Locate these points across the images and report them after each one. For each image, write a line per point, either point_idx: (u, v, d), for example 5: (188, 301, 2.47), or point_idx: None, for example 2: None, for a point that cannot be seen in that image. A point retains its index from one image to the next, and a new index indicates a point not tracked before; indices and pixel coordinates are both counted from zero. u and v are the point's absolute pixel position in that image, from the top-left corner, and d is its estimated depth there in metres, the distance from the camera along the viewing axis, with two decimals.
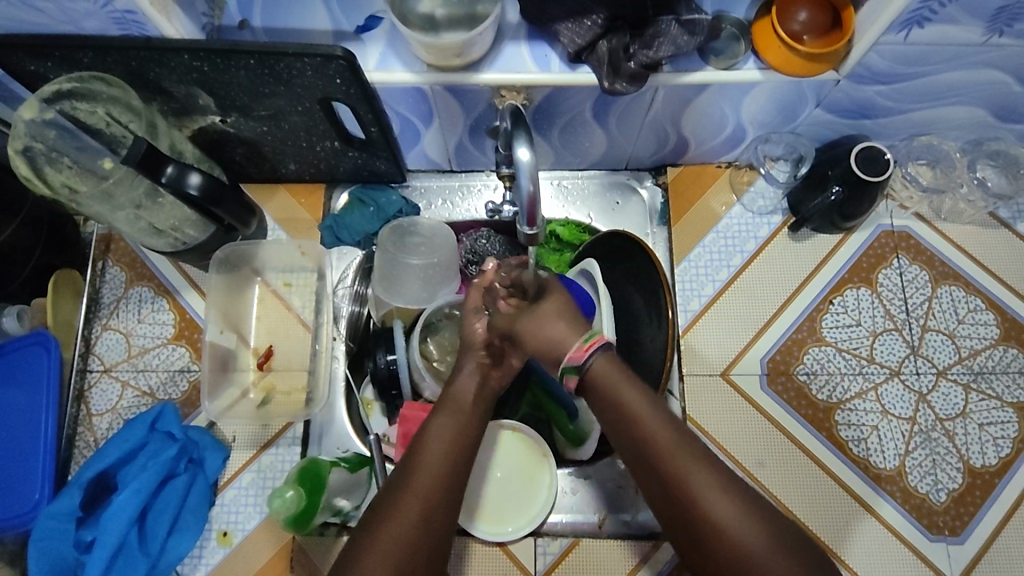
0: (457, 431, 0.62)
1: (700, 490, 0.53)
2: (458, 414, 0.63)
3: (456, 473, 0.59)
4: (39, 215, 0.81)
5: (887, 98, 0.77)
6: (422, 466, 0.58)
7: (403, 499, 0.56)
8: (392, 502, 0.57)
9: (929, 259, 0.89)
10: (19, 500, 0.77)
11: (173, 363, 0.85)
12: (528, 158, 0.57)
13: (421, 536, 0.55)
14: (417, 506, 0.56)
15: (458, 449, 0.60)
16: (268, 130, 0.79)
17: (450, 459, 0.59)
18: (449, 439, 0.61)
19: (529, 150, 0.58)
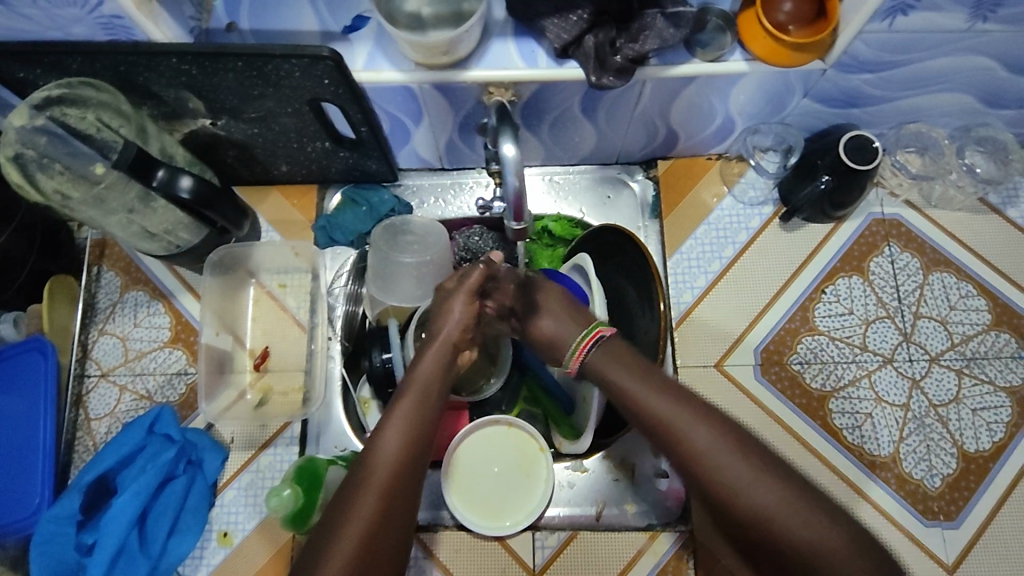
0: (413, 422, 0.62)
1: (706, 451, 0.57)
2: (417, 406, 0.64)
3: (413, 465, 0.60)
4: (32, 222, 0.81)
5: (874, 86, 0.77)
6: (379, 462, 0.59)
7: (361, 496, 0.57)
8: (350, 499, 0.57)
9: (920, 246, 0.90)
10: (18, 506, 0.77)
11: (170, 366, 0.85)
12: (513, 154, 0.57)
13: (383, 529, 0.56)
14: (376, 500, 0.57)
15: (414, 440, 0.61)
16: (258, 132, 0.79)
17: (406, 451, 0.60)
18: (406, 431, 0.61)
19: (515, 145, 0.58)
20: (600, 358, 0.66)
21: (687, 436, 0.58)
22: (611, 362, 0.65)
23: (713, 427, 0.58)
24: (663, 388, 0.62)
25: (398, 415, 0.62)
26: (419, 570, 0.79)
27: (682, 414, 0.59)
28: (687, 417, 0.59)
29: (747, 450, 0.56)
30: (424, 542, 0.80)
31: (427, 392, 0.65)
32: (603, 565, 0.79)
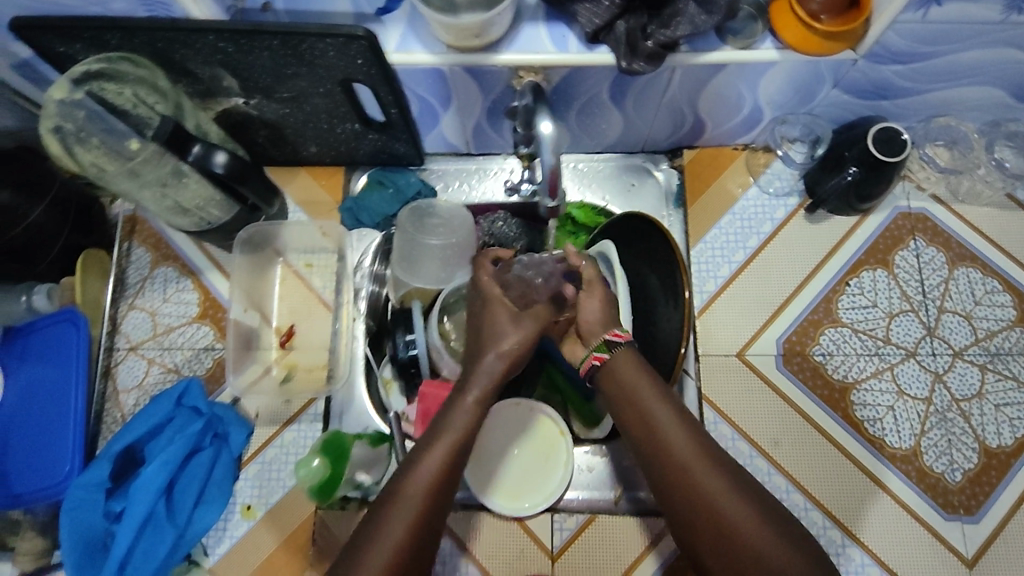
0: (455, 443, 0.64)
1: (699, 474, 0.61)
2: (459, 428, 0.64)
3: (447, 484, 0.62)
4: (67, 196, 0.83)
5: (905, 78, 0.77)
6: (409, 490, 0.60)
7: (388, 521, 0.59)
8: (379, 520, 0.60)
9: (946, 241, 0.89)
10: (49, 472, 0.77)
11: (198, 341, 0.87)
12: (550, 132, 0.55)
13: (414, 541, 0.59)
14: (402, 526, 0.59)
15: (453, 460, 0.63)
16: (289, 112, 0.80)
17: (436, 485, 0.61)
18: (447, 452, 0.63)
19: (551, 123, 0.56)
20: (624, 371, 0.67)
21: (686, 463, 0.62)
22: (632, 366, 0.67)
23: (706, 451, 0.62)
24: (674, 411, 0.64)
25: (442, 435, 0.64)
26: (452, 566, 0.79)
27: (681, 437, 0.63)
28: (684, 439, 0.63)
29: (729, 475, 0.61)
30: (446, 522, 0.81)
31: (470, 418, 0.65)
32: (615, 555, 0.80)
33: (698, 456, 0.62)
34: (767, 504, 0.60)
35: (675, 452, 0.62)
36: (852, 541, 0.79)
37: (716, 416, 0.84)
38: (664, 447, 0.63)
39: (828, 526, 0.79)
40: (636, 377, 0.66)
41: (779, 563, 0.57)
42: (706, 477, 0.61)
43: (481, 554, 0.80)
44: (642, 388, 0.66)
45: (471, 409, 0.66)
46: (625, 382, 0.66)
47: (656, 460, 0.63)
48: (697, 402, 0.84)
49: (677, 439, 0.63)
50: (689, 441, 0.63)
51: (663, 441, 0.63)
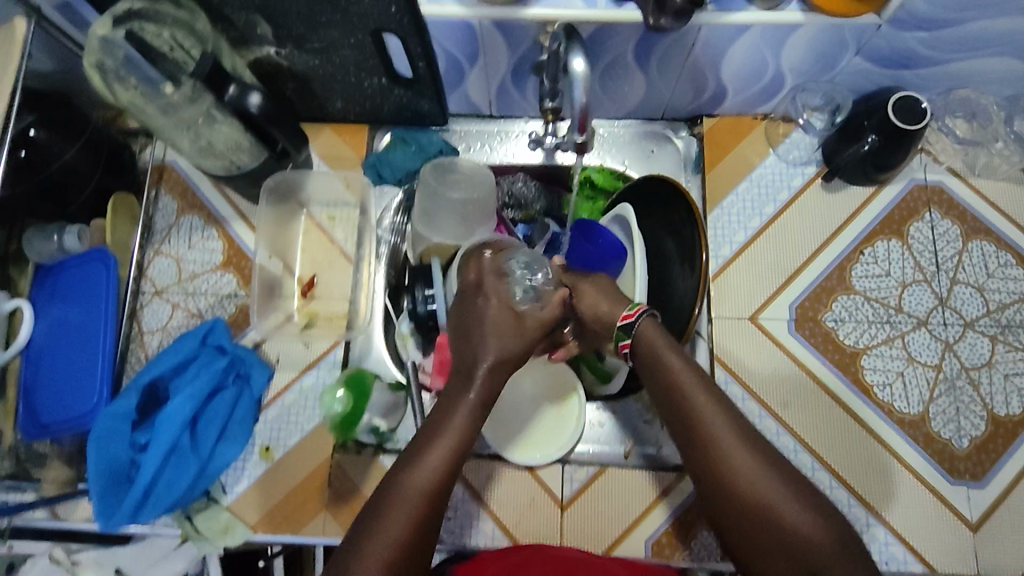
0: (456, 444, 0.63)
1: (720, 436, 0.63)
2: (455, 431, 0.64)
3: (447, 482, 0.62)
4: (99, 141, 0.84)
5: (927, 47, 0.77)
6: (410, 488, 0.60)
7: (388, 516, 0.59)
8: (378, 515, 0.60)
9: (961, 214, 0.90)
10: (77, 404, 0.79)
11: (221, 288, 0.89)
12: (583, 68, 0.56)
13: (414, 541, 0.59)
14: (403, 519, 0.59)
15: (454, 459, 0.62)
16: (319, 64, 0.82)
17: (436, 484, 0.61)
18: (447, 454, 0.62)
19: (584, 60, 0.56)
20: (652, 334, 0.70)
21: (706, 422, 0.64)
22: (655, 338, 0.70)
23: (727, 411, 0.65)
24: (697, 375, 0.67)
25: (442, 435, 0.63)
26: (463, 511, 0.81)
27: (705, 401, 0.65)
28: (708, 403, 0.65)
29: (747, 435, 0.64)
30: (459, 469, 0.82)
31: (469, 416, 0.65)
32: (624, 506, 0.81)
33: (719, 418, 0.64)
34: (782, 465, 0.63)
35: (698, 414, 0.65)
36: (858, 502, 0.80)
37: (727, 376, 0.85)
38: (686, 405, 0.66)
39: (835, 486, 0.81)
40: (657, 342, 0.69)
41: (791, 521, 0.59)
42: (726, 440, 0.63)
43: (493, 501, 0.81)
44: (668, 355, 0.68)
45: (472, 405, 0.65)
46: (653, 351, 0.69)
47: (680, 421, 0.66)
48: (709, 357, 0.86)
49: (698, 398, 0.65)
50: (713, 404, 0.65)
51: (685, 403, 0.66)
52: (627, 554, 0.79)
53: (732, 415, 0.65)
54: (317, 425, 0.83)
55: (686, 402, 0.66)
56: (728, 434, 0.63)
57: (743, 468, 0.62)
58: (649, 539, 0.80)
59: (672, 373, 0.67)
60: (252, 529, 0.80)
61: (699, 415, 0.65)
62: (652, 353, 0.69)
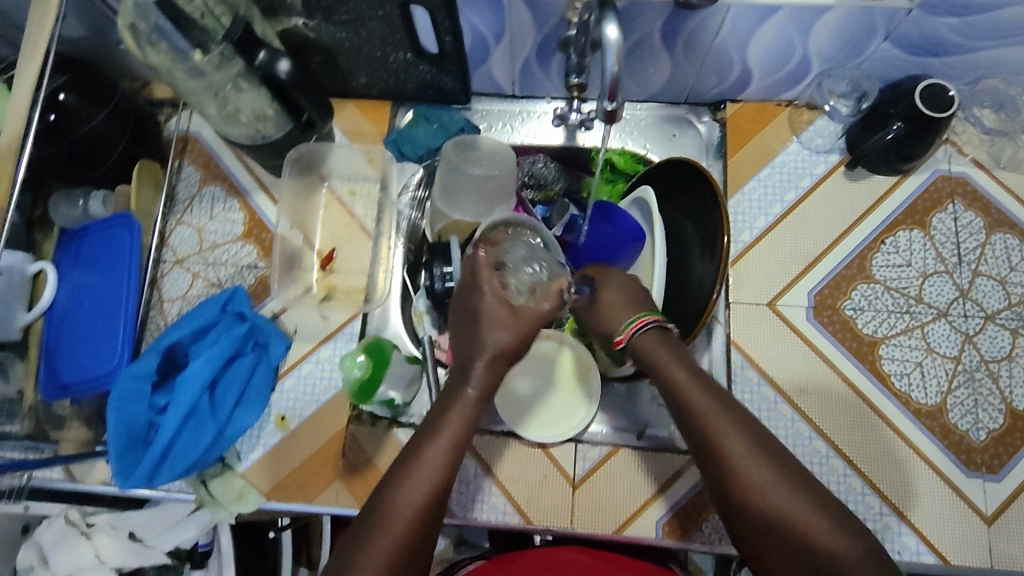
0: (450, 449, 0.63)
1: (729, 442, 0.62)
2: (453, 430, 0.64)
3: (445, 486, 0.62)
4: (126, 108, 0.85)
5: (958, 33, 0.77)
6: (407, 490, 0.60)
7: (387, 518, 0.59)
8: (377, 519, 0.60)
9: (985, 206, 0.89)
10: (96, 365, 0.80)
11: (241, 259, 0.89)
12: (617, 36, 0.55)
13: (411, 545, 0.59)
14: (402, 524, 0.59)
15: (450, 465, 0.62)
16: (346, 37, 0.82)
17: (434, 486, 0.61)
18: (444, 457, 0.62)
19: (619, 27, 0.56)
20: (651, 345, 0.71)
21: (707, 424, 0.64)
22: (657, 349, 0.71)
23: (730, 414, 0.64)
24: (696, 381, 0.67)
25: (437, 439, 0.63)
26: (475, 485, 0.81)
27: (712, 406, 0.65)
28: (716, 409, 0.64)
29: (750, 437, 0.63)
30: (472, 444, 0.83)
31: (466, 415, 0.65)
32: (635, 487, 0.81)
33: (727, 424, 0.63)
34: (789, 465, 0.62)
35: (706, 420, 0.64)
36: (872, 490, 0.80)
37: (744, 360, 0.85)
38: (688, 410, 0.66)
39: (848, 474, 0.80)
40: (659, 350, 0.70)
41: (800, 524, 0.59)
42: (733, 445, 0.62)
43: (505, 476, 0.82)
44: (671, 363, 0.68)
45: (467, 406, 0.65)
46: (657, 359, 0.70)
47: (688, 430, 0.66)
48: (724, 346, 0.86)
49: (699, 401, 0.65)
50: (720, 410, 0.64)
51: (693, 409, 0.65)
52: (637, 535, 0.79)
53: (740, 421, 0.64)
54: (333, 395, 0.83)
55: (692, 408, 0.65)
56: (729, 436, 0.63)
57: (757, 476, 0.61)
58: (660, 521, 0.79)
59: (676, 381, 0.67)
60: (265, 496, 0.80)
61: (707, 421, 0.64)
62: (654, 362, 0.70)
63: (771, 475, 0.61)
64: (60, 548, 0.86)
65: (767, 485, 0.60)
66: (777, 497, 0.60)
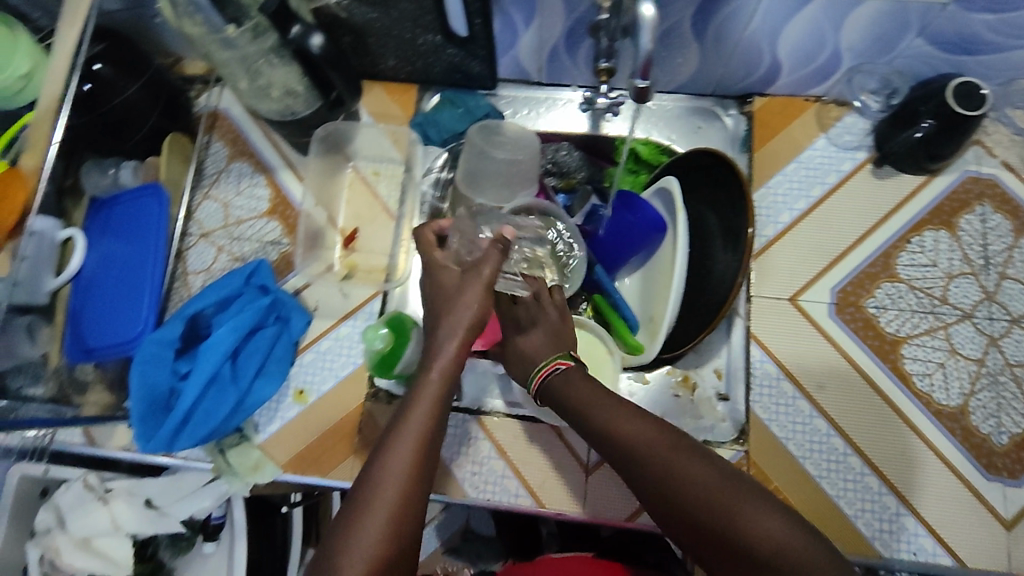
0: (421, 437, 0.56)
1: (644, 448, 0.59)
2: (428, 414, 0.58)
3: (423, 481, 0.55)
4: (159, 83, 0.87)
5: (994, 31, 0.75)
6: (383, 485, 0.53)
7: (361, 523, 0.51)
8: (351, 522, 0.52)
9: (1014, 209, 0.88)
10: (122, 329, 0.82)
11: (265, 235, 0.90)
12: (652, 14, 0.55)
13: (395, 551, 0.51)
14: (381, 528, 0.51)
15: (423, 455, 0.55)
16: (377, 17, 0.83)
17: (413, 478, 0.54)
18: (412, 457, 0.55)
19: (654, 5, 0.56)
20: (556, 381, 0.70)
21: (619, 432, 0.61)
22: (575, 380, 0.68)
23: (639, 418, 0.62)
24: (603, 396, 0.65)
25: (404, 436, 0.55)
26: (488, 467, 0.82)
27: (625, 418, 0.62)
28: (632, 420, 0.62)
29: (660, 434, 0.60)
30: (487, 426, 0.83)
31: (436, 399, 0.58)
32: None
33: (640, 430, 0.60)
34: (704, 454, 0.58)
35: (621, 431, 0.61)
36: (889, 490, 0.79)
37: (763, 354, 0.84)
38: (601, 427, 0.63)
39: (866, 473, 0.79)
40: (572, 379, 0.69)
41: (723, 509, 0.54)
42: (652, 449, 0.59)
43: (519, 460, 0.82)
44: (584, 390, 0.67)
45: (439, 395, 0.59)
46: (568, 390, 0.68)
47: (604, 447, 0.63)
48: (744, 339, 0.85)
49: (605, 417, 0.63)
50: (636, 420, 0.62)
51: (602, 424, 0.63)
52: (649, 523, 0.79)
53: (656, 427, 0.61)
54: (351, 371, 0.84)
55: (607, 426, 0.62)
56: (638, 435, 0.60)
57: (680, 473, 0.56)
58: None
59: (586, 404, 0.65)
60: (281, 468, 0.81)
61: (623, 434, 0.61)
62: (561, 397, 0.69)
63: (697, 471, 0.56)
64: (77, 512, 0.86)
65: (693, 481, 0.56)
66: (706, 492, 0.55)
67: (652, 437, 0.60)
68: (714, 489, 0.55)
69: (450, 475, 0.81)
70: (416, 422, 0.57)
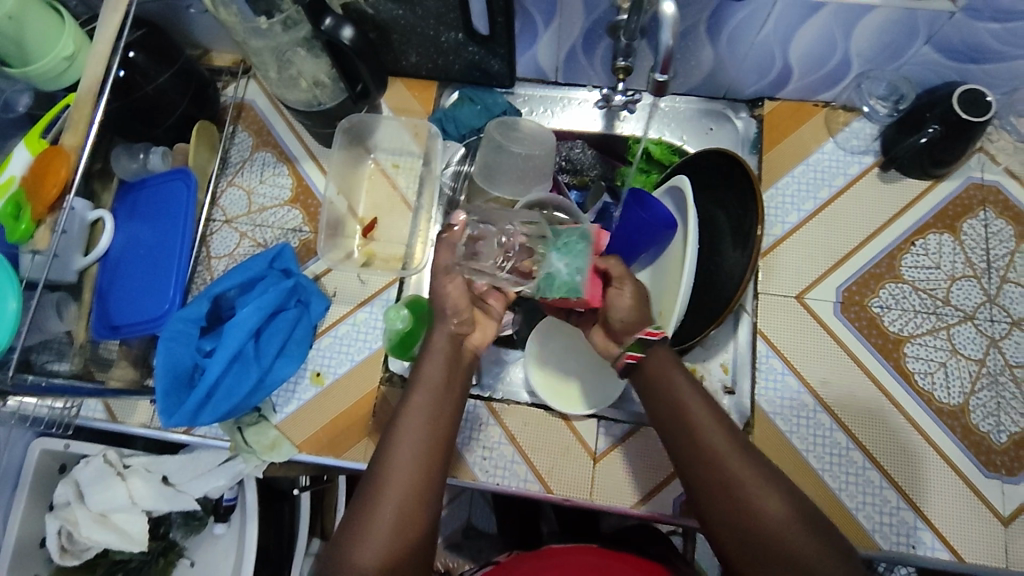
0: (425, 427, 0.64)
1: (731, 472, 0.61)
2: (428, 402, 0.65)
3: (431, 466, 0.62)
4: (190, 70, 0.88)
5: (1000, 40, 0.78)
6: (394, 468, 0.61)
7: (378, 504, 0.59)
8: (368, 503, 0.60)
9: (1016, 215, 0.91)
10: (149, 307, 0.85)
11: (287, 222, 0.93)
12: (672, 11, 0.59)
13: (406, 528, 0.59)
14: (393, 508, 0.59)
15: (430, 443, 0.63)
16: (402, 14, 0.86)
17: (420, 463, 0.62)
18: (418, 447, 0.63)
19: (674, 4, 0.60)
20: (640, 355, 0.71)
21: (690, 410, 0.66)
22: (668, 371, 0.69)
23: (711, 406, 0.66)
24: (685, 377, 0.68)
25: (405, 431, 0.63)
26: (498, 452, 0.84)
27: (719, 436, 0.63)
28: (726, 440, 0.63)
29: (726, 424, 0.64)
30: (498, 413, 0.85)
31: (438, 390, 0.66)
32: (653, 464, 0.82)
33: (711, 421, 0.64)
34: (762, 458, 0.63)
35: (706, 439, 0.63)
36: (890, 483, 0.81)
37: (768, 349, 0.87)
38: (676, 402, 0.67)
39: (867, 467, 0.81)
40: (670, 371, 0.69)
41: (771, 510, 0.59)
42: (738, 474, 0.61)
43: (528, 446, 0.84)
44: (682, 389, 0.67)
45: (434, 386, 0.66)
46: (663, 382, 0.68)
47: (672, 421, 0.66)
48: (750, 333, 0.88)
49: (684, 394, 0.67)
50: (730, 441, 0.63)
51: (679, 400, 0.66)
52: (654, 511, 0.80)
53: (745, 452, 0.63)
54: (367, 356, 0.87)
55: (698, 436, 0.64)
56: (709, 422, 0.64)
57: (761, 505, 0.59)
58: (678, 499, 0.80)
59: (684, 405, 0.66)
60: (296, 448, 0.83)
61: (711, 449, 0.63)
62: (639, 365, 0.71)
63: (775, 507, 0.59)
64: (96, 486, 0.88)
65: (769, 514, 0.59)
66: (776, 528, 0.58)
67: (742, 462, 0.62)
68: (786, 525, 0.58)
69: (461, 460, 0.83)
70: (418, 412, 0.65)
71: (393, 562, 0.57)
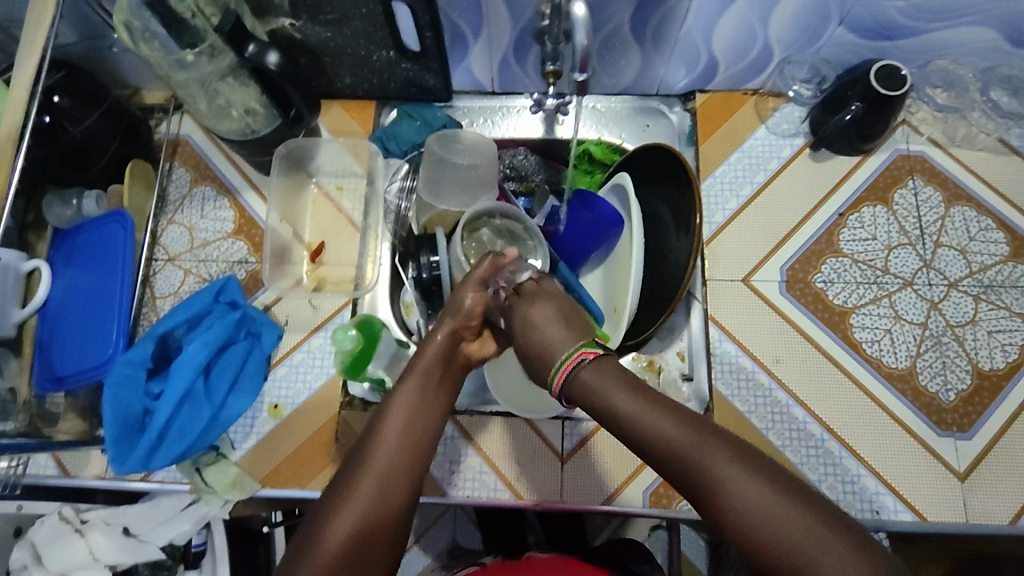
0: (408, 418, 0.62)
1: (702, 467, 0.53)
2: (412, 398, 0.64)
3: (413, 457, 0.60)
4: (118, 110, 0.86)
5: (906, 15, 0.82)
6: (374, 456, 0.59)
7: (354, 490, 0.56)
8: (343, 487, 0.57)
9: (943, 182, 0.94)
10: (92, 355, 0.82)
11: (232, 254, 0.91)
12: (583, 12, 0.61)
13: (379, 515, 0.56)
14: (370, 492, 0.56)
15: (411, 434, 0.61)
16: (331, 36, 0.86)
17: (401, 452, 0.59)
18: (398, 437, 0.61)
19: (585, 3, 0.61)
20: (591, 378, 0.60)
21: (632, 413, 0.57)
22: (610, 380, 0.59)
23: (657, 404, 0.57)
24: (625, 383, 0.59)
25: (388, 429, 0.61)
26: (466, 464, 0.83)
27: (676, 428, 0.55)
28: (701, 447, 0.53)
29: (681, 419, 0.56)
30: (461, 424, 0.85)
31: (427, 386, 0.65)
32: (620, 460, 0.83)
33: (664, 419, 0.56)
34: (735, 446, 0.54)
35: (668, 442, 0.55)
36: (849, 453, 0.83)
37: (721, 334, 0.88)
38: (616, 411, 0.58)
39: (826, 438, 0.83)
40: (607, 381, 0.59)
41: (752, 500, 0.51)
42: (725, 477, 0.52)
43: (495, 455, 0.84)
44: (627, 399, 0.58)
45: (420, 387, 0.65)
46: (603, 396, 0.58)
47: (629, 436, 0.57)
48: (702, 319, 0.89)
49: (622, 399, 0.58)
50: (720, 450, 0.53)
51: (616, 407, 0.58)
52: (625, 506, 0.81)
53: (734, 452, 0.53)
54: (325, 381, 0.85)
55: (652, 433, 0.56)
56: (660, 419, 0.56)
57: (771, 523, 0.49)
58: (646, 491, 0.81)
59: (639, 423, 0.56)
60: (259, 484, 0.81)
61: (680, 459, 0.54)
62: (593, 394, 0.60)
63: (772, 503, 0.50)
64: (53, 546, 0.85)
65: (780, 525, 0.49)
66: (798, 543, 0.48)
67: (720, 461, 0.52)
68: (813, 541, 0.48)
69: (429, 476, 0.82)
70: (403, 407, 0.63)
71: (357, 548, 0.54)
